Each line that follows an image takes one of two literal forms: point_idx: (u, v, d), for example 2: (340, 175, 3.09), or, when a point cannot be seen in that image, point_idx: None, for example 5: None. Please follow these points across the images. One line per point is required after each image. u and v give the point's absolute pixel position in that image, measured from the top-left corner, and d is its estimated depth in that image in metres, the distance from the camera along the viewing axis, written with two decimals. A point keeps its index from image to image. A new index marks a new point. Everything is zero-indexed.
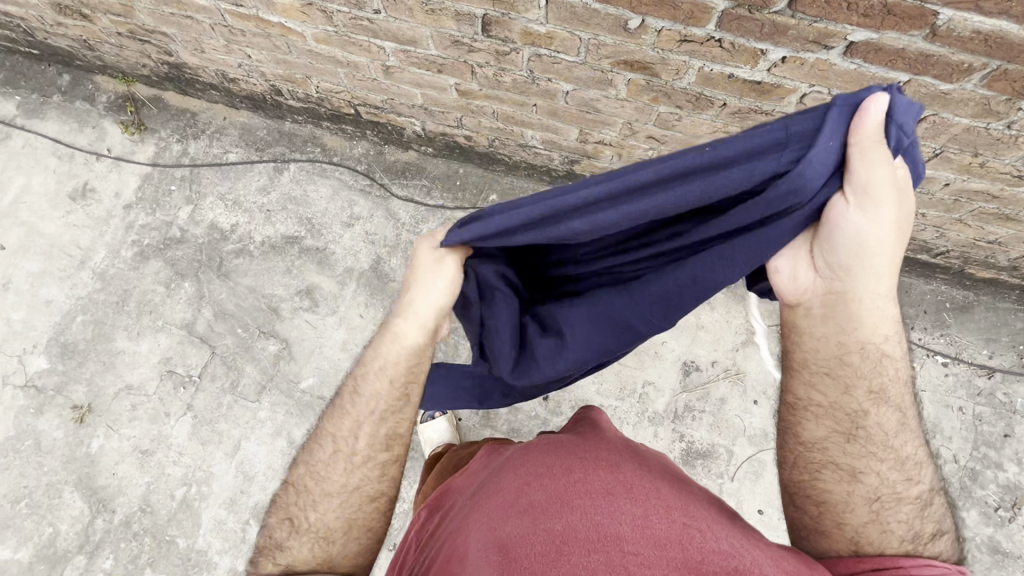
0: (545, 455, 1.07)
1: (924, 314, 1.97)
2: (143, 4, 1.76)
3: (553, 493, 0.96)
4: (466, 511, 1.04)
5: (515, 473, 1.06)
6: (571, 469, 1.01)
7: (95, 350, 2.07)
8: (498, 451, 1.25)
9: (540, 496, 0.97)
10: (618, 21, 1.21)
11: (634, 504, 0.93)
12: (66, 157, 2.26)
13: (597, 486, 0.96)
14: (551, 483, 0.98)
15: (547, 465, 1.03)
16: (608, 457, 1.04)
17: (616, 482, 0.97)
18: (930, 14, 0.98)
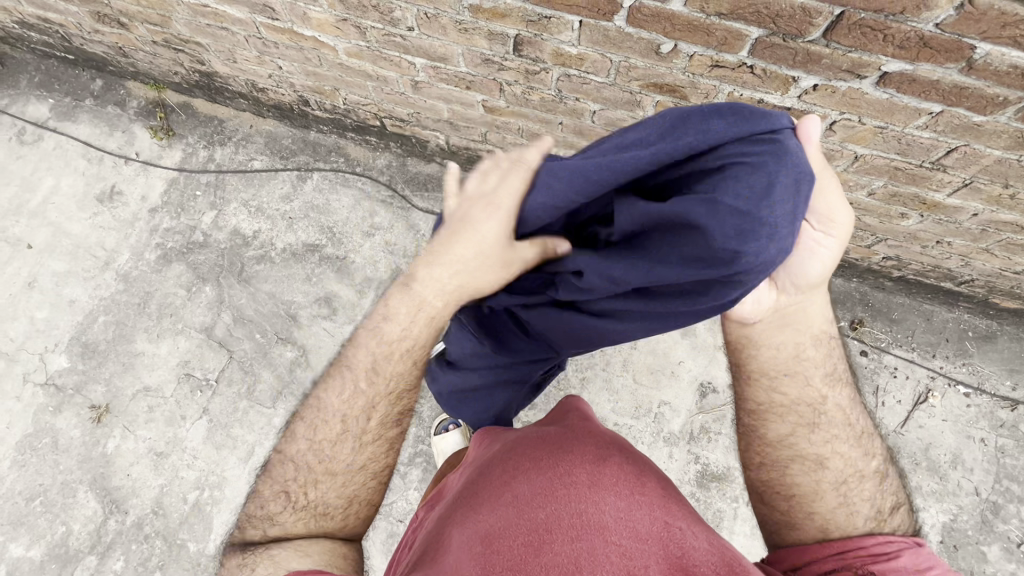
0: (532, 448, 1.03)
1: (945, 342, 1.95)
2: (180, 15, 1.81)
3: (538, 486, 0.92)
4: (451, 505, 1.00)
5: (501, 466, 1.02)
6: (558, 461, 0.96)
7: (115, 351, 2.09)
8: (483, 448, 1.20)
9: (525, 488, 0.93)
10: (650, 45, 1.22)
11: (620, 497, 0.89)
12: (96, 160, 2.30)
13: (582, 478, 0.92)
14: (535, 477, 0.94)
15: (533, 457, 0.99)
16: (593, 449, 1.00)
17: (602, 473, 0.93)
18: (967, 48, 0.98)
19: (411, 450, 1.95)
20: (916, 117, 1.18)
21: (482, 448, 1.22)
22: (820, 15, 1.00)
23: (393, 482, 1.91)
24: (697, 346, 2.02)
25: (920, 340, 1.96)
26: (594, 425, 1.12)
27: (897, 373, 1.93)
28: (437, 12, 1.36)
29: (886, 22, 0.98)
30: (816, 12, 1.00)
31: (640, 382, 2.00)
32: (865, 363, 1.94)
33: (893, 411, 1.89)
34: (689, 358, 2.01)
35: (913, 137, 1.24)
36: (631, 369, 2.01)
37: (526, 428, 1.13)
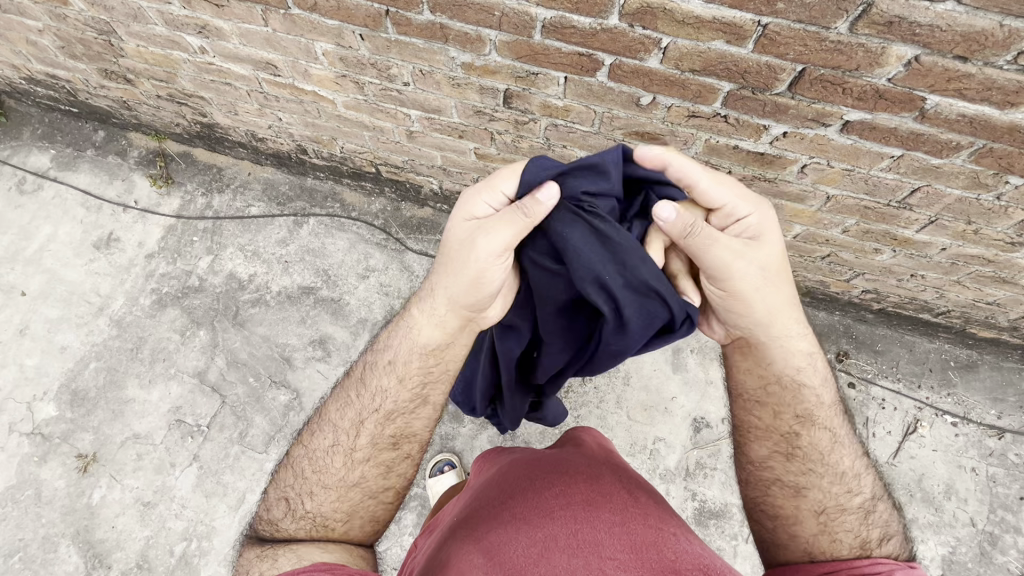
0: (528, 469, 1.04)
1: (929, 372, 2.00)
2: (186, 73, 1.90)
3: (534, 503, 0.93)
4: (449, 528, 0.99)
5: (498, 487, 1.02)
6: (553, 481, 0.97)
7: (105, 398, 2.07)
8: (482, 473, 1.21)
9: (521, 508, 0.93)
10: (631, 98, 1.31)
11: (614, 514, 0.90)
12: (94, 208, 2.35)
13: (577, 496, 0.94)
14: (532, 495, 0.95)
15: (529, 478, 1.00)
16: (587, 469, 1.02)
17: (596, 492, 0.95)
18: (918, 99, 1.06)
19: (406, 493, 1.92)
20: (880, 160, 1.26)
21: (479, 472, 1.22)
22: (784, 71, 1.09)
23: (387, 528, 1.88)
24: (688, 382, 2.05)
25: (905, 370, 2.01)
26: (588, 444, 1.14)
27: (885, 404, 1.96)
28: (431, 69, 1.45)
29: (843, 77, 1.07)
30: (780, 68, 1.09)
31: (634, 419, 2.01)
32: (853, 395, 1.98)
33: (884, 443, 1.92)
34: (682, 393, 2.04)
35: (879, 178, 1.32)
36: (624, 406, 2.02)
37: (524, 451, 1.15)
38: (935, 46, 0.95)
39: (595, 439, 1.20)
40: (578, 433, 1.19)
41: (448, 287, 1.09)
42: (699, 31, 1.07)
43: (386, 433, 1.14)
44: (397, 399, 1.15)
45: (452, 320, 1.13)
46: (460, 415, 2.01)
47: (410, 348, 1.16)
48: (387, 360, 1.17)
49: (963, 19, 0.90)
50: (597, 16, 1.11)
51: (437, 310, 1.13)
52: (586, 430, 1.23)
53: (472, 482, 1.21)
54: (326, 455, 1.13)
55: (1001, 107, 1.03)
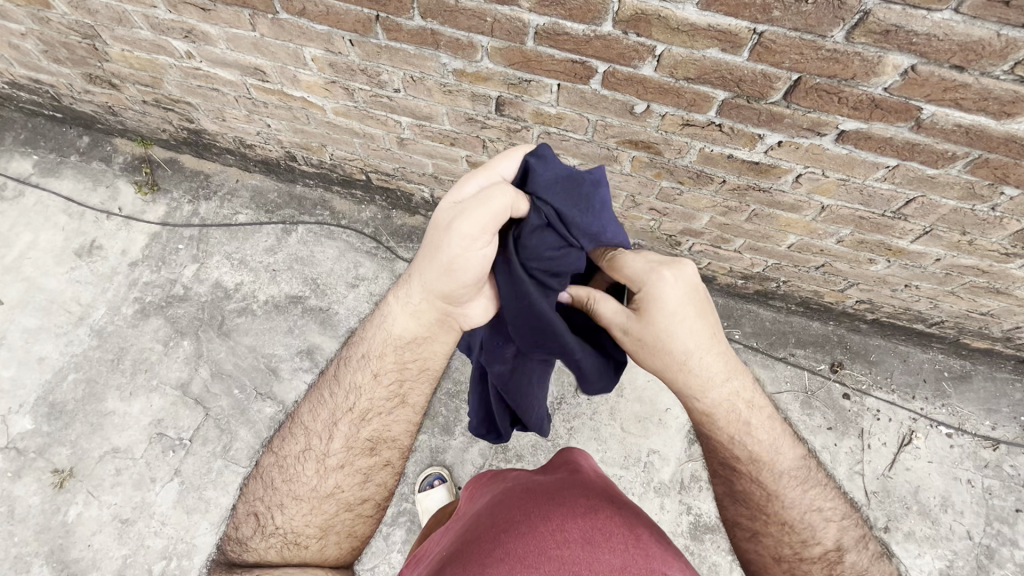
0: (523, 500, 1.00)
1: (923, 383, 1.99)
2: (172, 78, 1.86)
3: (529, 543, 0.89)
4: (440, 563, 0.95)
5: (492, 518, 0.98)
6: (549, 515, 0.94)
7: (84, 411, 2.00)
8: (475, 498, 1.17)
9: (515, 545, 0.90)
10: (625, 106, 1.29)
11: (612, 555, 0.86)
12: (77, 215, 2.29)
13: (574, 535, 0.89)
14: (528, 532, 0.91)
15: (524, 511, 0.96)
16: (585, 501, 0.98)
17: (594, 530, 0.91)
18: (915, 109, 1.05)
19: (395, 508, 1.87)
20: (875, 170, 1.25)
21: (472, 497, 1.18)
22: (779, 79, 1.08)
23: (375, 545, 1.83)
24: None
25: (899, 381, 1.99)
26: (585, 471, 1.10)
27: (880, 415, 1.95)
28: (423, 76, 1.43)
29: (839, 86, 1.05)
30: (775, 77, 1.07)
31: (627, 431, 1.98)
32: (848, 406, 1.96)
33: (879, 454, 1.90)
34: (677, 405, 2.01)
35: (874, 189, 1.32)
36: (618, 418, 1.99)
37: (518, 478, 1.11)
38: (931, 55, 0.94)
39: (593, 464, 1.16)
40: (575, 457, 1.16)
41: (426, 275, 0.99)
42: (694, 39, 1.05)
43: (363, 436, 1.08)
44: (374, 398, 1.08)
45: (429, 311, 1.03)
46: (451, 428, 1.97)
47: (386, 344, 1.08)
48: (363, 356, 1.10)
49: (961, 28, 0.89)
50: (590, 23, 1.09)
51: (413, 299, 1.04)
52: (583, 454, 1.19)
53: (465, 507, 1.17)
54: (297, 462, 1.06)
55: (997, 117, 1.02)
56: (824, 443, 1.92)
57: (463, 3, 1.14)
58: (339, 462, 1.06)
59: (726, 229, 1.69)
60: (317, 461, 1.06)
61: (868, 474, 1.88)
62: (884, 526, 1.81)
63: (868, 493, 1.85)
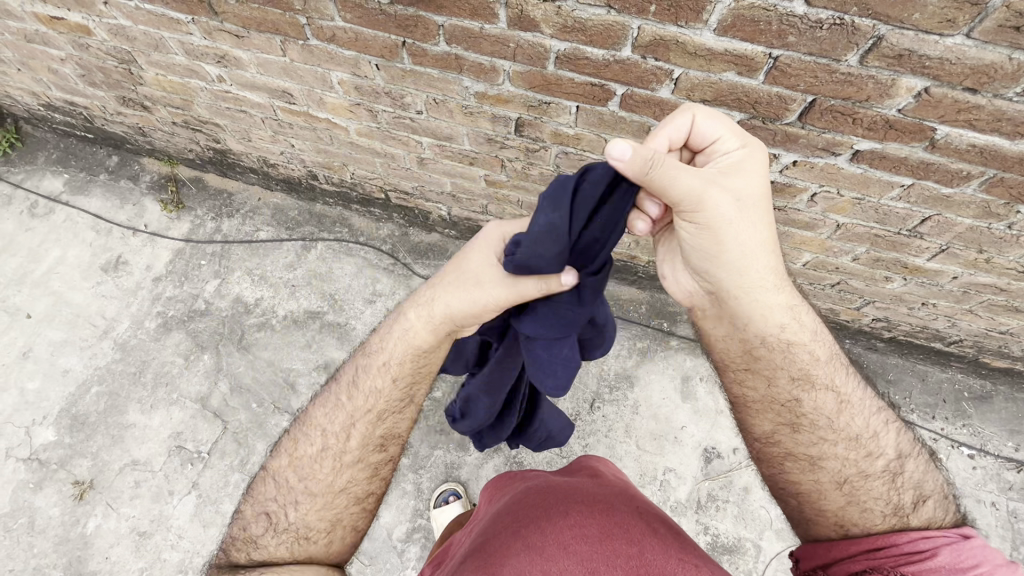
0: (543, 497, 1.02)
1: (943, 403, 1.97)
2: (202, 100, 1.94)
3: (549, 536, 0.90)
4: (462, 558, 0.97)
5: (512, 513, 1.00)
6: (569, 511, 0.95)
7: (105, 423, 2.04)
8: (494, 498, 1.19)
9: (535, 537, 0.91)
10: (642, 127, 1.33)
11: (629, 550, 0.87)
12: (104, 231, 2.36)
13: (593, 530, 0.91)
14: (548, 526, 0.93)
15: (544, 506, 0.98)
16: (604, 500, 0.99)
17: (613, 526, 0.92)
18: (928, 130, 1.08)
19: (410, 524, 1.87)
20: (890, 189, 1.27)
21: (491, 498, 1.20)
22: (794, 101, 1.11)
23: (391, 562, 1.83)
24: (698, 411, 2.01)
25: (919, 401, 1.97)
26: (604, 474, 1.12)
27: None
28: (445, 98, 1.48)
29: (854, 107, 1.08)
30: (790, 99, 1.11)
31: (643, 449, 1.97)
32: None
33: None
34: (692, 423, 2.00)
35: (890, 208, 1.33)
36: (633, 435, 1.99)
37: (538, 478, 1.13)
38: (944, 78, 0.97)
39: (611, 468, 1.18)
40: (593, 462, 1.18)
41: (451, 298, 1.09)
42: (711, 63, 1.09)
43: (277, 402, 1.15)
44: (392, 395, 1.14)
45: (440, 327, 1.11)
46: (466, 443, 1.97)
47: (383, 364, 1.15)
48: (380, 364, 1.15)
49: (972, 53, 0.91)
50: (610, 48, 1.13)
51: (432, 312, 1.12)
52: (602, 461, 1.21)
53: (483, 506, 1.20)
54: None
55: (1011, 137, 1.04)
56: None
57: (488, 30, 1.19)
58: (357, 456, 1.12)
59: None
60: (347, 461, 1.11)
61: None
62: None
63: None
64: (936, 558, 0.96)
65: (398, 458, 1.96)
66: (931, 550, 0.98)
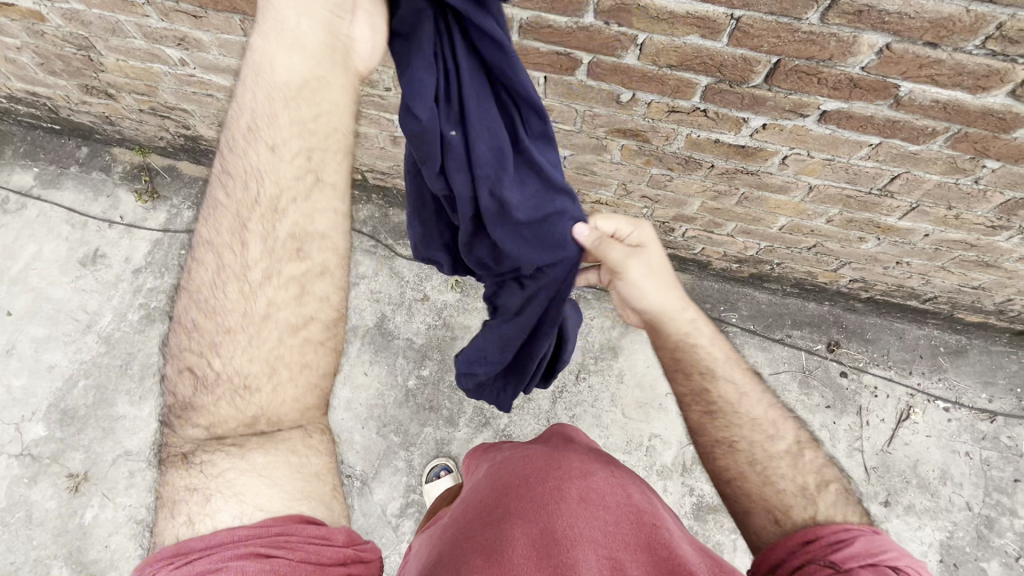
0: (521, 464, 1.04)
1: (920, 359, 2.02)
2: (167, 85, 1.89)
3: (528, 503, 0.94)
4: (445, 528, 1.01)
5: (492, 485, 1.02)
6: (547, 476, 0.98)
7: (95, 417, 2.04)
8: (472, 472, 1.21)
9: (516, 508, 0.94)
10: (611, 95, 1.32)
11: (609, 511, 0.92)
12: (80, 225, 2.33)
13: (571, 493, 0.94)
14: (527, 493, 0.96)
15: (523, 473, 1.01)
16: (581, 462, 1.02)
17: (590, 488, 0.96)
18: (892, 87, 1.07)
19: (404, 500, 1.92)
20: (859, 149, 1.28)
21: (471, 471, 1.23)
22: (759, 63, 1.10)
23: (386, 536, 1.88)
24: None
25: (896, 358, 2.02)
26: (578, 439, 1.15)
27: (878, 392, 1.98)
28: None
29: (817, 67, 1.07)
30: (755, 61, 1.10)
31: (629, 417, 2.01)
32: (846, 384, 1.99)
33: (878, 430, 1.93)
34: None
35: (859, 167, 1.34)
36: (619, 404, 2.02)
37: (515, 447, 1.16)
38: (905, 33, 0.96)
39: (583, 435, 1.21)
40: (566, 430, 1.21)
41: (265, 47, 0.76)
42: (674, 26, 1.07)
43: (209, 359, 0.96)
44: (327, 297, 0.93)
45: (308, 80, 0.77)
46: (455, 419, 2.00)
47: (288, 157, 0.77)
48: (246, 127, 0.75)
49: (931, 6, 0.91)
50: (573, 14, 1.11)
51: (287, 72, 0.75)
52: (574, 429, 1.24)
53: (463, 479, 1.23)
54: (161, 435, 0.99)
55: (973, 92, 1.04)
56: (823, 421, 1.94)
57: None
58: None
59: (719, 214, 1.72)
60: None
61: (868, 450, 1.91)
62: (884, 500, 1.85)
63: (868, 469, 1.88)
64: (852, 543, 0.87)
65: (388, 437, 1.99)
66: (846, 539, 0.88)
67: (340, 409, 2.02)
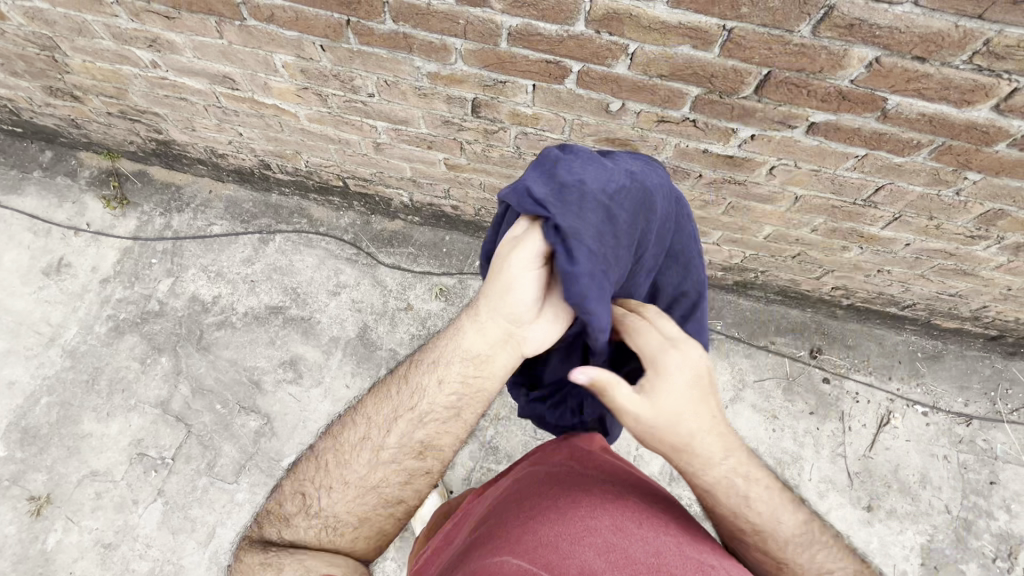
0: (546, 486, 0.94)
1: (899, 364, 2.05)
2: (137, 88, 1.81)
3: (559, 532, 0.83)
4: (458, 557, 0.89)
5: (515, 507, 0.93)
6: (578, 502, 0.89)
7: (59, 435, 1.93)
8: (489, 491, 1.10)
9: (543, 535, 0.83)
10: (600, 104, 1.30)
11: (647, 543, 0.81)
12: (43, 233, 2.21)
13: (606, 523, 0.84)
14: (555, 520, 0.85)
15: (547, 497, 0.91)
16: (611, 487, 0.93)
17: (625, 516, 0.86)
18: (880, 100, 1.08)
19: None
20: (845, 160, 1.29)
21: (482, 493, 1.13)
22: (749, 75, 1.10)
23: None
24: None
25: (876, 364, 2.05)
26: (604, 457, 1.05)
27: (859, 398, 2.01)
28: (396, 80, 1.41)
29: (807, 79, 1.07)
30: (746, 72, 1.09)
31: None
32: (828, 390, 2.02)
33: (859, 436, 1.96)
34: None
35: (844, 178, 1.35)
36: None
37: (534, 468, 1.04)
38: (895, 47, 0.96)
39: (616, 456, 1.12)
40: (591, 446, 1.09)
41: None
42: (665, 37, 1.06)
43: None
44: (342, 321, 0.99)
45: None
46: None
47: None
48: None
49: (921, 21, 0.91)
50: (563, 23, 1.09)
51: None
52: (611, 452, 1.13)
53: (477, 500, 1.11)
54: None
55: (958, 105, 1.05)
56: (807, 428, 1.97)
57: (435, 6, 1.14)
58: None
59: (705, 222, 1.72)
60: None
61: (851, 456, 1.94)
62: (866, 504, 1.88)
63: (851, 474, 1.92)
64: None
65: None
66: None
67: (321, 424, 1.96)
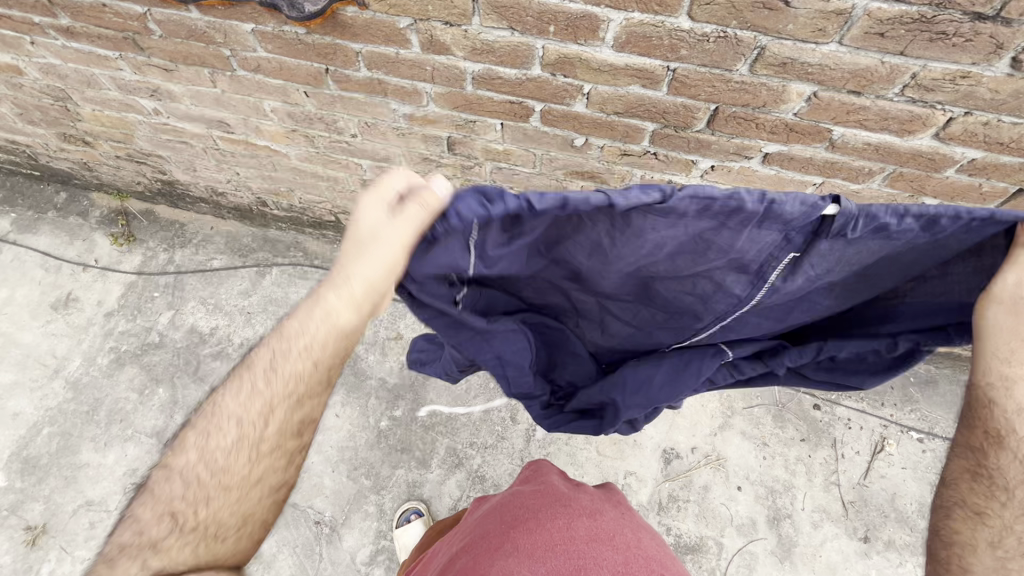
0: (529, 501, 1.09)
1: (890, 390, 2.02)
2: (142, 133, 1.93)
3: (538, 539, 0.97)
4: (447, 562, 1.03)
5: (499, 518, 1.07)
6: (556, 515, 1.03)
7: (58, 464, 1.99)
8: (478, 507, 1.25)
9: (525, 541, 0.98)
10: (565, 140, 1.37)
11: (617, 552, 0.97)
12: (54, 269, 2.33)
13: (581, 533, 0.99)
14: (535, 528, 1.00)
15: (529, 510, 1.05)
16: (588, 505, 1.08)
17: (599, 530, 1.01)
18: (825, 131, 1.13)
19: (374, 547, 1.86)
20: (805, 187, 1.32)
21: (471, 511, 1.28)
22: (698, 110, 1.16)
23: None
24: None
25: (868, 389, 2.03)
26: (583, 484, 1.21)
27: (851, 424, 1.98)
28: (375, 121, 1.50)
29: (754, 113, 1.13)
30: (695, 108, 1.15)
31: (603, 454, 1.99)
32: (819, 417, 2.00)
33: (853, 463, 1.93)
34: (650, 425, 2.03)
35: None
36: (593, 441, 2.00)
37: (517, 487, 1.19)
38: (829, 83, 1.01)
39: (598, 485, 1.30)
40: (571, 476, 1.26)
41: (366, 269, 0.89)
42: (616, 77, 1.13)
43: None
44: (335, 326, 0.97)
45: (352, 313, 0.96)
46: (428, 460, 1.97)
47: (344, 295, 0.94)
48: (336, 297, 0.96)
49: (848, 58, 0.96)
50: (521, 67, 1.17)
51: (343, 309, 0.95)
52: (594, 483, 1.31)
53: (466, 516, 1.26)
54: None
55: (900, 134, 1.09)
56: (799, 455, 1.95)
57: (403, 55, 1.23)
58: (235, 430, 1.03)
59: None
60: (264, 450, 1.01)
61: (845, 484, 1.90)
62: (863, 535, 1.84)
63: (845, 503, 1.88)
64: None
65: (359, 480, 1.95)
66: None
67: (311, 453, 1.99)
